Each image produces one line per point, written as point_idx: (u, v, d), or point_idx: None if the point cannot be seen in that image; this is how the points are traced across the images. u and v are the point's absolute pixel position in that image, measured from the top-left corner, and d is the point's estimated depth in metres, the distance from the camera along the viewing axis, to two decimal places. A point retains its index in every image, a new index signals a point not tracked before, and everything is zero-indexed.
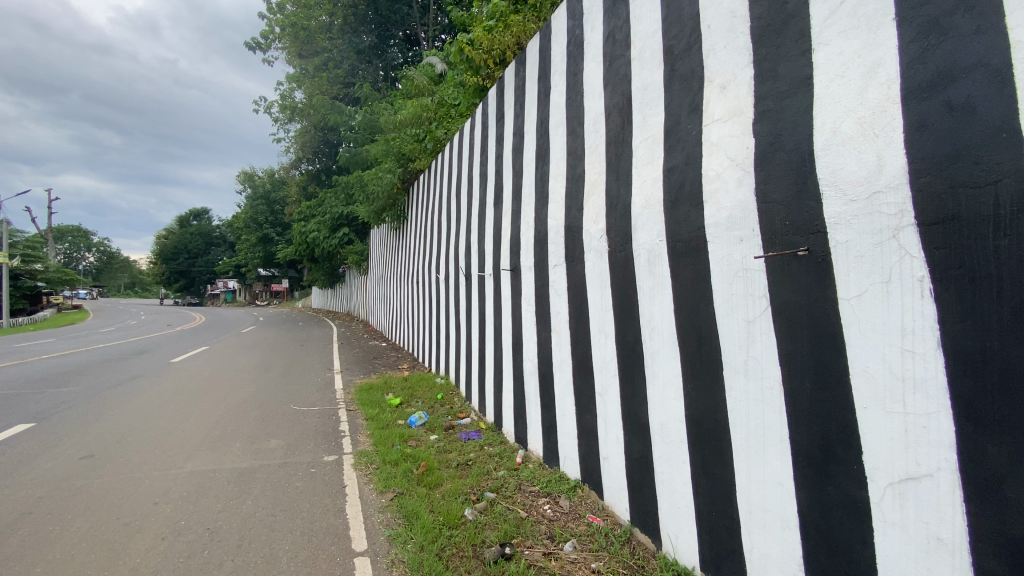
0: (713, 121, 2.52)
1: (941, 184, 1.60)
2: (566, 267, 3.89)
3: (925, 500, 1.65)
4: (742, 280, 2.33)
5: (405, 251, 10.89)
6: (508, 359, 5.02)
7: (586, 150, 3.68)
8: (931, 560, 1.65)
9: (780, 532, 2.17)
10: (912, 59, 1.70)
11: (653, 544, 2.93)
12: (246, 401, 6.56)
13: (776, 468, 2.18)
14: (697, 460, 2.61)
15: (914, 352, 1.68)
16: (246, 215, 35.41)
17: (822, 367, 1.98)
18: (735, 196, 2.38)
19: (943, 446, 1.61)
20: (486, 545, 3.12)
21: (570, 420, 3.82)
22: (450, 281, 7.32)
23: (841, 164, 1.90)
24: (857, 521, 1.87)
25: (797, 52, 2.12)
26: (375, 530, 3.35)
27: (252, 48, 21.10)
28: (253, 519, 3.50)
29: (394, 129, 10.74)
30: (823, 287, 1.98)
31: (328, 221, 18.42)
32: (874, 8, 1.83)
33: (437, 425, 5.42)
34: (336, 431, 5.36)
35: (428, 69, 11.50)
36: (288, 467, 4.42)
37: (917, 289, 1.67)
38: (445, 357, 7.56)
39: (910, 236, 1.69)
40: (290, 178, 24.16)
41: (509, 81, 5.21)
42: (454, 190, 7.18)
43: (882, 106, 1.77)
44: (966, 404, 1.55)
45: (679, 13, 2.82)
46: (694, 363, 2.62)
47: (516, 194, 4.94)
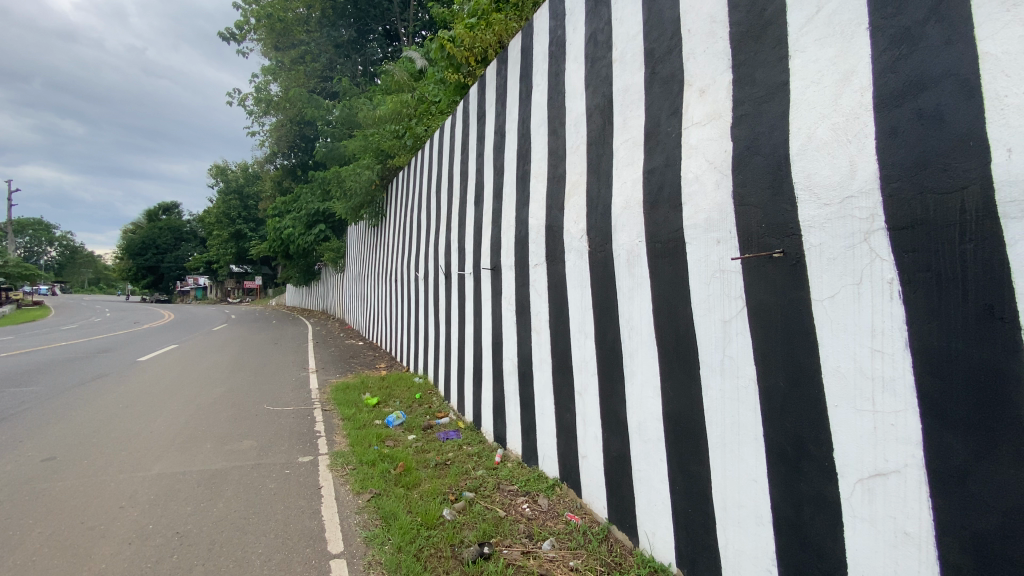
0: (692, 124, 2.57)
1: (910, 190, 1.66)
2: (546, 267, 3.90)
3: (893, 496, 1.71)
4: (719, 281, 2.38)
5: (383, 249, 10.76)
6: (488, 358, 5.00)
7: (567, 151, 3.70)
8: (898, 552, 1.70)
9: (754, 527, 2.22)
10: (884, 67, 1.76)
11: (630, 542, 2.96)
12: (218, 401, 6.40)
13: (751, 465, 2.23)
14: (674, 457, 2.65)
15: (884, 352, 1.74)
16: (218, 210, 34.48)
17: (795, 367, 2.04)
18: (713, 198, 2.41)
19: (910, 443, 1.67)
20: (464, 545, 3.11)
21: (549, 419, 3.83)
22: (429, 279, 7.25)
23: (815, 169, 1.95)
24: (828, 516, 1.93)
25: (775, 58, 2.17)
26: (351, 531, 3.31)
27: (226, 39, 20.56)
28: (224, 522, 3.40)
29: (373, 125, 10.52)
30: (797, 288, 2.03)
31: (303, 217, 18.01)
32: (848, 18, 1.88)
33: (415, 425, 5.36)
34: (311, 432, 5.27)
35: (407, 64, 11.36)
36: (261, 468, 4.32)
37: (887, 290, 1.73)
38: (423, 357, 7.48)
39: (880, 239, 1.75)
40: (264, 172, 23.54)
41: (490, 79, 5.20)
42: (434, 187, 7.12)
43: (855, 113, 1.83)
44: (931, 402, 1.61)
45: (660, 17, 2.86)
46: (672, 363, 2.66)
47: (497, 193, 4.92)
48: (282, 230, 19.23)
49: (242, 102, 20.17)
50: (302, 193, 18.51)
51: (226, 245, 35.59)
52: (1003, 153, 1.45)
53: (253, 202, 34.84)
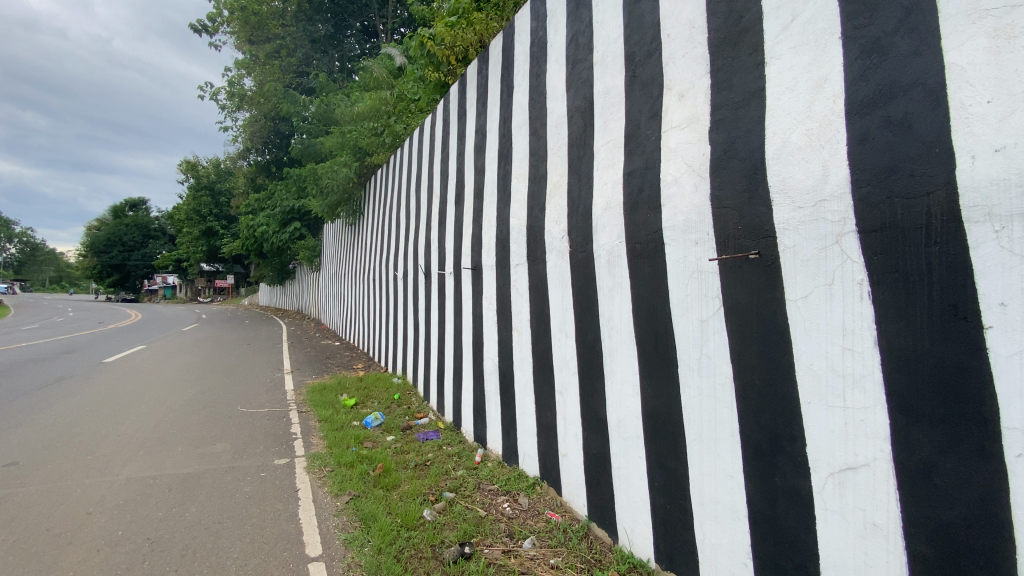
0: (671, 127, 2.62)
1: (879, 195, 1.73)
2: (527, 267, 3.91)
3: (863, 488, 1.78)
4: (697, 282, 2.43)
5: (361, 248, 10.63)
6: (468, 358, 5.00)
7: (548, 151, 3.73)
8: (867, 543, 1.77)
9: (730, 522, 2.27)
10: (856, 75, 1.83)
11: (609, 538, 3.00)
12: (188, 403, 6.22)
13: (727, 460, 2.28)
14: (653, 454, 2.70)
15: (854, 350, 1.80)
16: (188, 207, 33.51)
17: (770, 365, 2.10)
18: (691, 200, 2.46)
19: (879, 437, 1.74)
20: (444, 545, 3.10)
21: (529, 418, 3.85)
22: (408, 279, 7.20)
23: (790, 173, 2.02)
24: (801, 509, 1.99)
25: (752, 65, 2.23)
26: (330, 534, 3.26)
27: (197, 31, 19.92)
28: (197, 528, 3.31)
29: (350, 122, 10.37)
30: (772, 288, 2.09)
31: (277, 215, 17.63)
32: (822, 27, 1.94)
33: (394, 426, 5.33)
34: (287, 434, 5.17)
35: (385, 61, 11.24)
36: (235, 471, 4.22)
37: (857, 291, 1.79)
38: (402, 357, 7.42)
39: (851, 241, 1.81)
40: (236, 169, 22.94)
41: (471, 79, 5.19)
42: (413, 185, 7.07)
43: (828, 120, 1.90)
44: (898, 398, 1.68)
45: (640, 21, 2.90)
46: (651, 361, 2.70)
47: (477, 193, 4.92)
48: (255, 227, 18.79)
49: (214, 95, 19.62)
50: (276, 189, 18.12)
51: (197, 243, 34.61)
52: (967, 160, 1.53)
53: (224, 199, 33.97)
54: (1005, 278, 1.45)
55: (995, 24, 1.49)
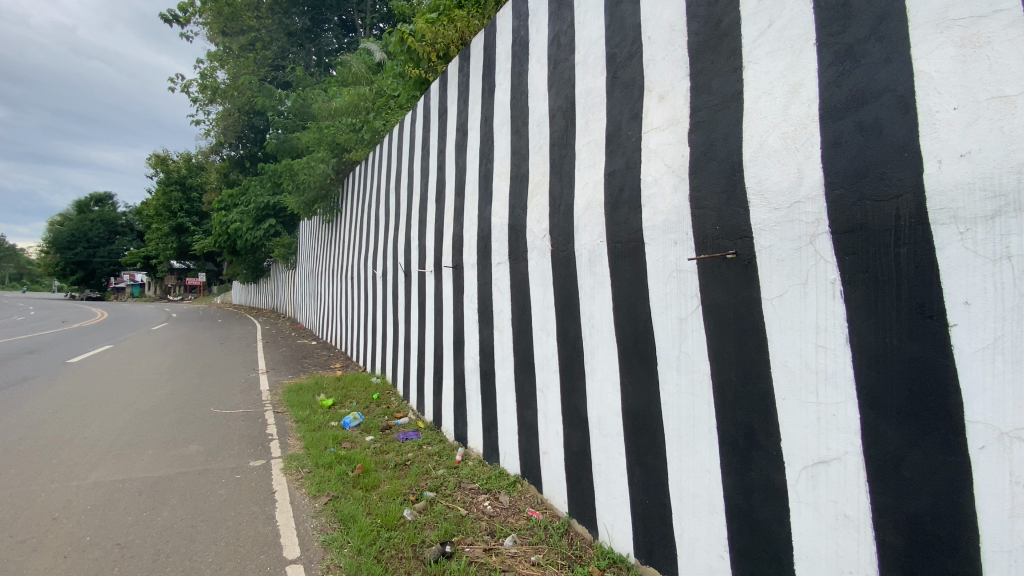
0: (652, 129, 2.66)
1: (851, 197, 1.79)
2: (508, 266, 3.92)
3: (835, 481, 1.84)
4: (676, 281, 2.47)
5: (338, 246, 10.46)
6: (449, 357, 4.98)
7: (530, 150, 3.74)
8: (839, 535, 1.83)
9: (707, 516, 2.32)
10: (830, 81, 1.88)
11: (590, 534, 3.04)
12: (159, 404, 6.03)
13: (705, 456, 2.33)
14: (632, 450, 2.74)
15: (827, 347, 1.86)
16: (157, 202, 32.48)
17: (746, 362, 2.15)
18: (670, 201, 2.50)
19: (850, 432, 1.80)
20: (425, 545, 3.09)
21: (510, 416, 3.86)
22: (387, 278, 7.12)
23: (766, 175, 2.07)
24: (776, 503, 2.04)
25: (729, 69, 2.28)
26: (308, 536, 3.21)
27: (167, 21, 19.33)
28: (170, 532, 3.22)
29: (328, 118, 10.16)
30: (748, 287, 2.14)
31: (251, 211, 17.22)
32: (797, 33, 2.00)
33: (373, 426, 5.27)
34: (263, 435, 5.05)
35: (365, 57, 11.16)
36: (209, 474, 4.11)
37: (830, 290, 1.85)
38: (381, 356, 7.34)
39: (825, 242, 1.87)
40: (208, 163, 22.33)
41: (452, 76, 5.17)
42: (393, 183, 7.00)
43: (803, 123, 1.95)
44: (868, 393, 1.74)
45: (621, 23, 2.93)
46: (631, 359, 2.74)
47: (458, 190, 4.90)
48: (228, 224, 18.30)
49: (185, 88, 19.00)
50: (250, 185, 17.71)
51: (167, 239, 33.59)
52: (934, 164, 1.59)
53: (196, 194, 33.02)
54: (970, 278, 1.51)
55: (962, 34, 1.56)
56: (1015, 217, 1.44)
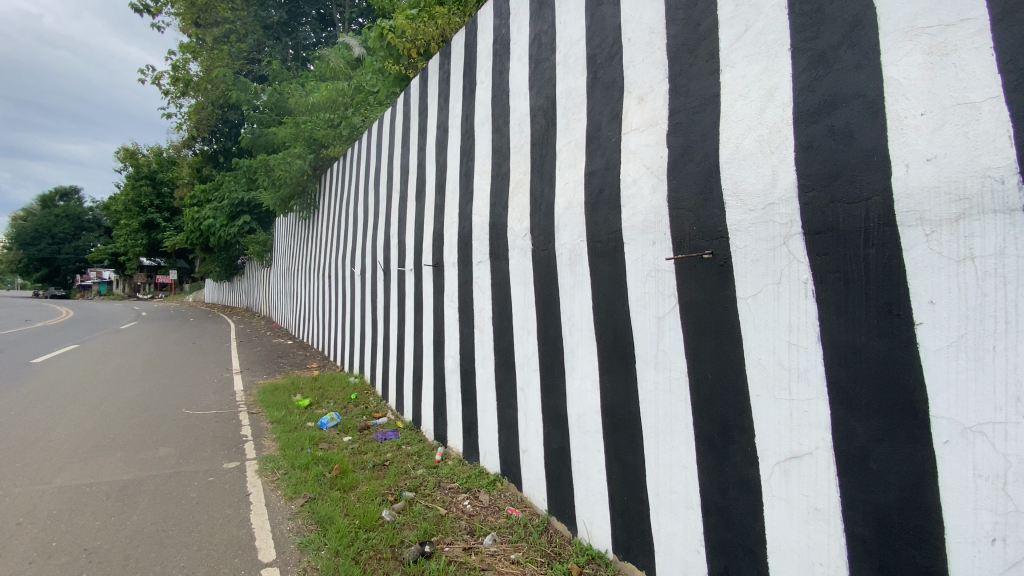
0: (632, 130, 2.68)
1: (823, 200, 1.84)
2: (489, 265, 3.91)
3: (807, 475, 1.89)
4: (654, 280, 2.51)
5: (315, 243, 10.28)
6: (428, 356, 4.95)
7: (511, 149, 3.74)
8: (810, 527, 1.89)
9: (684, 511, 2.36)
10: (804, 85, 1.93)
11: (569, 532, 3.06)
12: (128, 406, 5.84)
13: (681, 452, 2.37)
14: (611, 447, 2.77)
15: (799, 345, 1.91)
16: (126, 197, 31.46)
17: (722, 360, 2.19)
18: (649, 202, 2.53)
19: (821, 427, 1.85)
20: (404, 545, 3.06)
21: (490, 415, 3.86)
22: (366, 277, 7.02)
23: (742, 177, 2.12)
24: (751, 497, 2.09)
25: (707, 71, 2.32)
26: (284, 538, 3.16)
27: (138, 10, 18.70)
28: (140, 537, 3.13)
29: (304, 113, 9.97)
30: (723, 287, 2.18)
31: (225, 207, 16.82)
32: (772, 38, 2.05)
33: (351, 426, 5.20)
34: (237, 437, 4.94)
35: (343, 52, 11.04)
36: (181, 477, 4.00)
37: (803, 290, 1.90)
38: (359, 356, 7.25)
39: (798, 243, 1.92)
40: (179, 157, 21.68)
41: (433, 73, 5.13)
42: (372, 180, 6.91)
43: (778, 127, 2.00)
44: (838, 390, 1.80)
45: (602, 24, 2.95)
46: (610, 357, 2.77)
47: (439, 188, 4.87)
48: (201, 220, 17.81)
49: (155, 79, 18.37)
50: (224, 181, 17.27)
51: (136, 235, 32.55)
52: (902, 168, 1.65)
53: (167, 189, 32.06)
54: (935, 278, 1.57)
55: (930, 41, 1.62)
56: (978, 220, 1.50)
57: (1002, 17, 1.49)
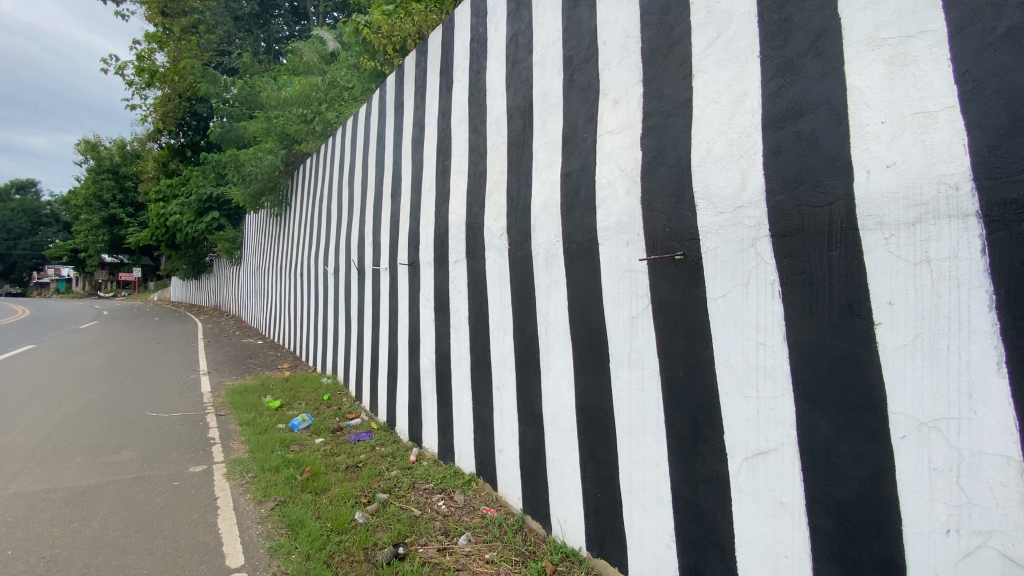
0: (607, 132, 2.72)
1: (789, 204, 1.90)
2: (465, 265, 3.90)
3: (772, 471, 1.95)
4: (628, 280, 2.54)
5: (287, 241, 10.05)
6: (403, 356, 4.90)
7: (487, 149, 3.74)
8: (776, 521, 1.94)
9: (655, 508, 2.41)
10: (772, 92, 1.99)
11: (543, 530, 3.08)
12: (88, 408, 5.62)
13: (653, 450, 2.41)
14: (585, 446, 2.79)
15: (766, 345, 1.97)
16: (87, 191, 30.15)
17: (693, 359, 2.24)
18: (623, 203, 2.57)
19: (786, 424, 1.91)
20: (377, 547, 3.03)
21: (466, 415, 3.85)
22: (340, 275, 6.91)
23: (713, 180, 2.16)
24: (720, 493, 2.14)
25: (680, 76, 2.36)
26: (253, 543, 3.08)
27: None
28: (100, 544, 3.02)
29: (277, 107, 9.72)
30: (694, 287, 2.23)
31: (193, 203, 16.32)
32: (743, 45, 2.10)
33: (323, 428, 5.11)
34: (204, 439, 4.79)
35: (318, 46, 10.83)
36: (144, 481, 3.86)
37: (769, 291, 1.96)
38: (333, 356, 7.13)
39: (765, 245, 1.98)
40: (144, 151, 20.90)
41: (409, 70, 5.08)
42: (346, 177, 6.79)
43: (747, 132, 2.05)
44: (803, 387, 1.86)
45: (578, 26, 2.98)
46: (585, 356, 2.80)
47: (415, 186, 4.83)
48: (166, 216, 17.19)
49: (118, 69, 17.63)
50: (191, 175, 16.73)
51: (96, 231, 31.24)
52: (863, 174, 1.71)
53: (130, 184, 30.84)
54: (893, 281, 1.64)
55: (891, 52, 1.68)
56: (934, 225, 1.57)
57: (959, 30, 1.55)
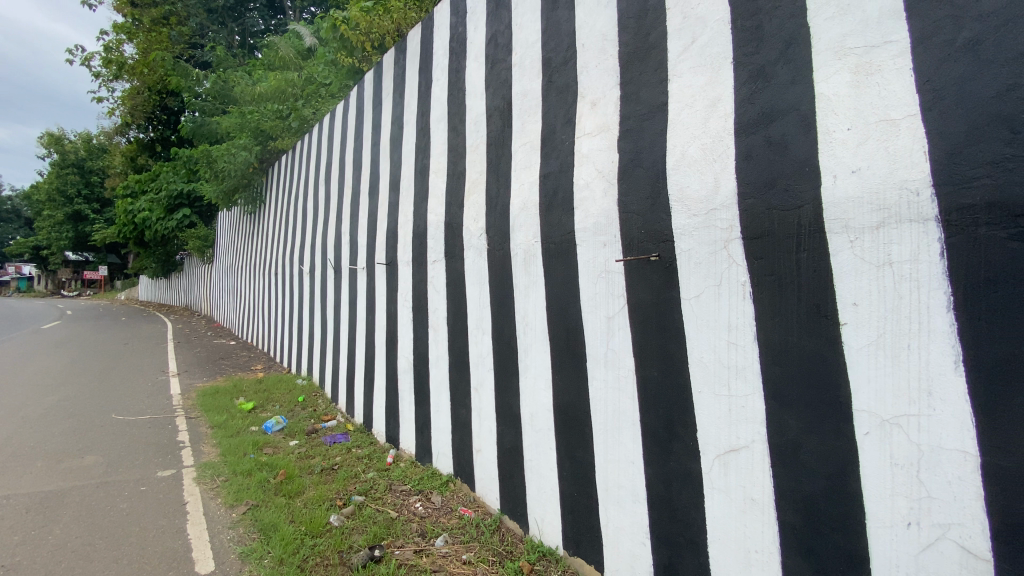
0: (584, 134, 2.74)
1: (760, 207, 1.95)
2: (444, 264, 3.88)
3: (743, 467, 2.00)
4: (605, 281, 2.57)
5: (261, 239, 9.83)
6: (380, 357, 4.85)
7: (467, 149, 3.73)
8: (746, 516, 1.99)
9: (631, 505, 2.44)
10: (744, 98, 2.04)
11: (521, 530, 3.09)
12: (50, 411, 5.40)
13: (628, 448, 2.44)
14: (562, 444, 2.81)
15: (738, 344, 2.02)
16: (49, 186, 29.00)
17: (667, 358, 2.28)
18: (600, 205, 2.60)
19: (756, 422, 1.96)
20: (353, 550, 2.99)
21: (444, 415, 3.83)
22: (316, 275, 6.79)
23: (687, 183, 2.21)
24: (693, 490, 2.18)
25: (656, 80, 2.40)
26: (224, 548, 3.01)
27: None
28: (61, 553, 2.91)
29: (252, 102, 9.53)
30: (669, 287, 2.27)
31: (163, 199, 15.84)
32: (716, 51, 2.15)
33: (298, 430, 5.01)
34: (173, 443, 4.66)
35: (294, 41, 10.65)
36: (109, 487, 3.74)
37: (740, 292, 2.01)
38: (308, 356, 7.01)
39: (737, 247, 2.02)
40: (111, 145, 20.18)
41: (388, 68, 5.03)
42: (323, 174, 6.69)
43: (720, 136, 2.10)
44: (772, 385, 1.91)
45: (557, 28, 3.00)
46: (563, 356, 2.81)
47: (393, 185, 4.78)
48: (133, 213, 16.61)
49: (84, 60, 16.99)
50: (161, 171, 16.33)
51: (60, 227, 30.10)
52: (830, 179, 1.77)
53: (96, 178, 29.80)
54: (858, 282, 1.70)
55: (857, 61, 1.74)
56: (896, 228, 1.63)
57: (921, 41, 1.61)
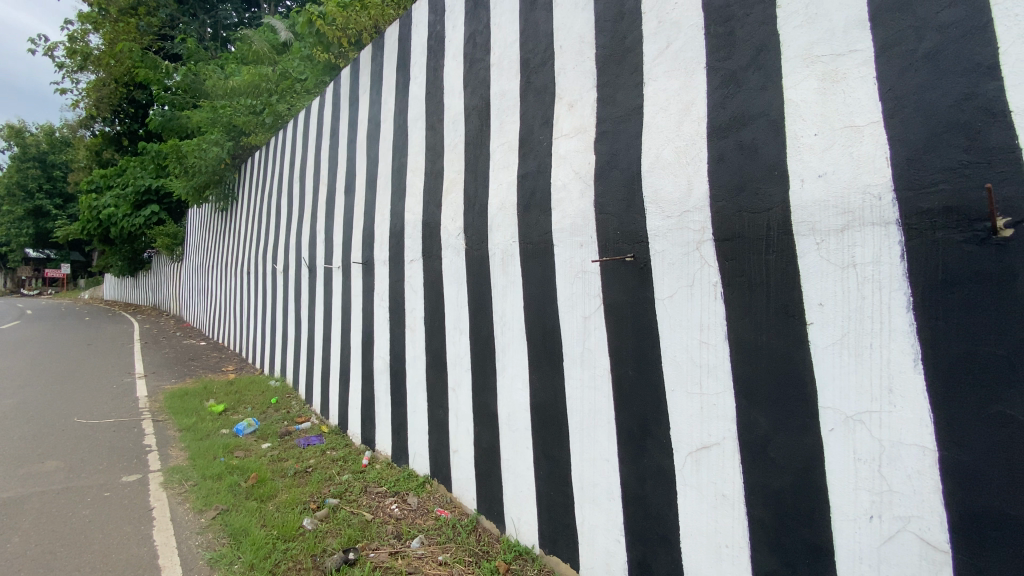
0: (562, 135, 2.76)
1: (731, 209, 2.00)
2: (421, 264, 3.85)
3: (714, 464, 2.04)
4: (581, 281, 2.58)
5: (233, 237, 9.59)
6: (356, 357, 4.79)
7: (445, 148, 3.71)
8: (717, 512, 2.03)
9: (606, 503, 2.46)
10: (717, 102, 2.08)
11: (497, 530, 3.09)
12: (7, 415, 5.17)
13: (604, 446, 2.47)
14: (539, 444, 2.82)
15: (709, 344, 2.05)
16: (8, 180, 27.73)
17: (642, 357, 2.30)
18: (577, 205, 2.61)
19: (726, 419, 2.00)
20: (326, 553, 2.95)
21: (421, 416, 3.81)
22: (290, 274, 6.66)
23: (661, 185, 2.24)
24: (666, 487, 2.21)
25: (632, 83, 2.43)
26: (192, 555, 2.93)
27: None
28: (18, 563, 2.79)
29: (224, 97, 9.32)
30: (643, 288, 2.30)
31: (129, 195, 15.32)
32: (690, 56, 2.19)
33: (271, 432, 4.90)
34: (140, 447, 4.51)
35: (270, 35, 10.46)
36: (71, 493, 3.60)
37: (712, 292, 2.05)
38: (281, 357, 6.87)
39: (708, 248, 2.06)
40: (75, 139, 19.44)
41: (364, 64, 4.98)
42: (297, 171, 6.57)
43: (693, 139, 2.13)
44: (742, 384, 1.95)
45: (535, 29, 3.01)
46: (540, 355, 2.82)
47: (370, 183, 4.73)
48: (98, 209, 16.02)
49: (46, 50, 16.35)
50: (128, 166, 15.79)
51: (20, 223, 28.84)
52: (798, 183, 1.82)
53: (59, 173, 28.67)
54: (824, 283, 1.75)
55: (824, 69, 1.79)
56: (860, 231, 1.68)
57: (883, 51, 1.67)
